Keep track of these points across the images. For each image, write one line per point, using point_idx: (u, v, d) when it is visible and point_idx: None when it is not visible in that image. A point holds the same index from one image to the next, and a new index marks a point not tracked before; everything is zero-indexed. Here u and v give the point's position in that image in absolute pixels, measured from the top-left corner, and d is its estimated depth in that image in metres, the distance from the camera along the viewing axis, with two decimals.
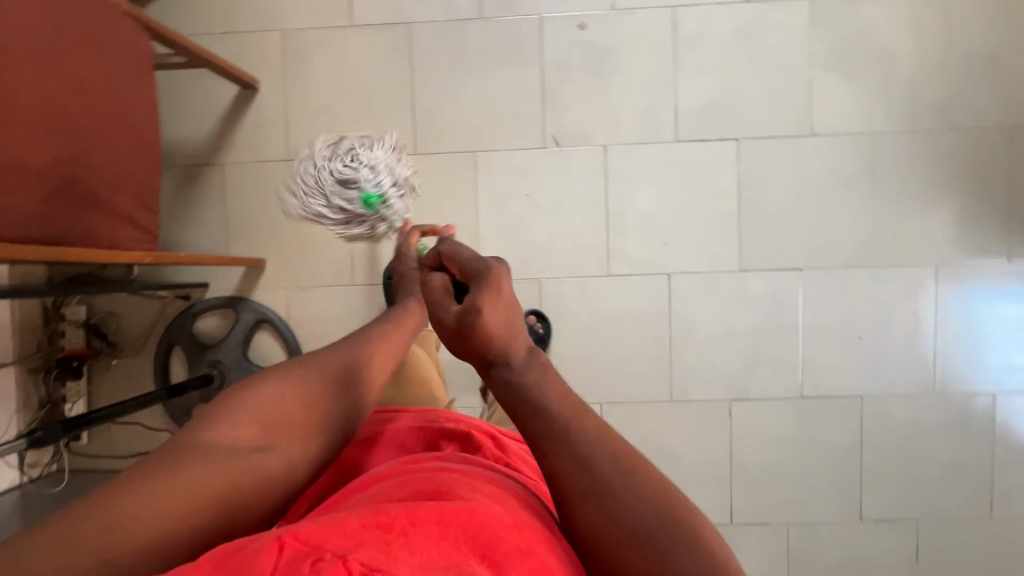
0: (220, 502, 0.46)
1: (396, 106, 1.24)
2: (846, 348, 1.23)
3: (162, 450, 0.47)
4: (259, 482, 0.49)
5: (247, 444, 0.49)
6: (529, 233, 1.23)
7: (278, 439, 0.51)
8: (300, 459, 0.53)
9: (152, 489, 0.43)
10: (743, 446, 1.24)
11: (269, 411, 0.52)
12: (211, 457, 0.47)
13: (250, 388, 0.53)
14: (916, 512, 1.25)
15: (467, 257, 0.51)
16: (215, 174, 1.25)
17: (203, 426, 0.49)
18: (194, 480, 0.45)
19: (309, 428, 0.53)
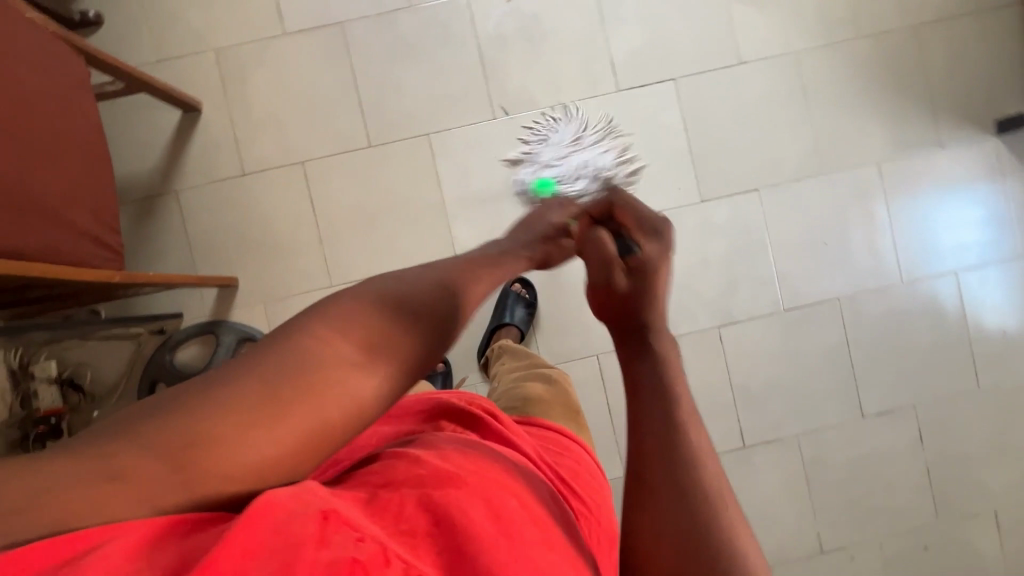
0: (304, 447, 0.34)
1: (343, 103, 1.25)
2: (814, 255, 1.29)
3: (261, 352, 0.36)
4: (351, 423, 0.36)
5: (346, 368, 0.36)
6: (496, 203, 1.26)
7: (395, 364, 0.38)
8: (402, 395, 0.39)
9: (237, 412, 0.33)
10: (738, 367, 1.28)
11: (374, 326, 0.38)
12: (315, 383, 0.35)
13: (359, 292, 0.39)
14: (913, 399, 1.30)
15: (641, 220, 0.55)
16: (171, 202, 1.23)
17: (302, 331, 0.36)
18: (279, 411, 0.33)
19: (415, 362, 0.39)
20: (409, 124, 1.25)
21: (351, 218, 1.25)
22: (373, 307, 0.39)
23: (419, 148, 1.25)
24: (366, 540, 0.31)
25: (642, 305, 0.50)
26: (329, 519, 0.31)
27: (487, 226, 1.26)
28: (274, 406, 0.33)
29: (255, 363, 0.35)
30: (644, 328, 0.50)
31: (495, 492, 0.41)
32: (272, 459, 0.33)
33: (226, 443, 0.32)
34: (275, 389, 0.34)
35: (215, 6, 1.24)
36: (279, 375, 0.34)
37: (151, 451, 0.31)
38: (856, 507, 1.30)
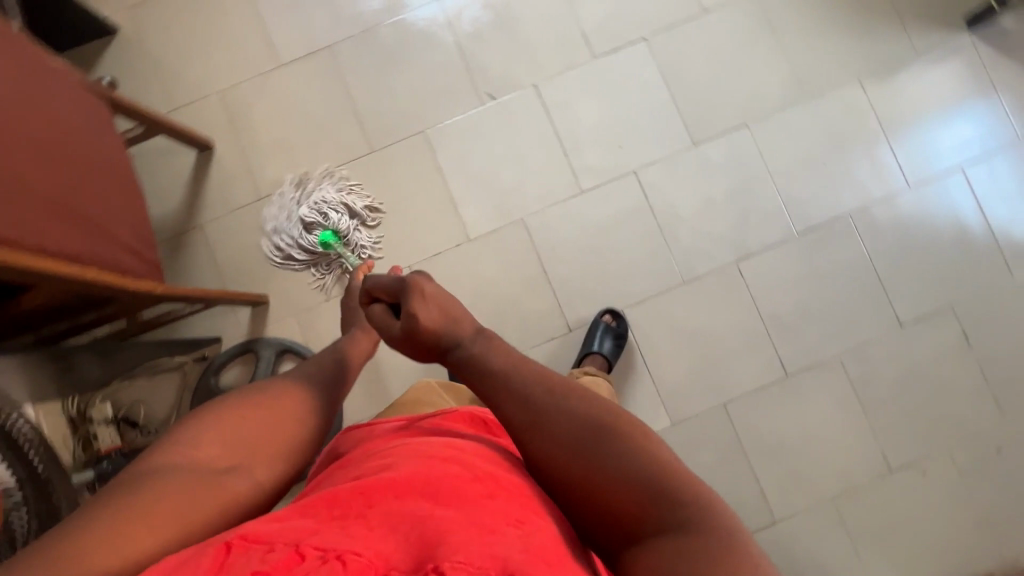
0: (181, 531, 0.50)
1: (341, 117, 1.33)
2: (815, 176, 1.31)
3: (134, 477, 0.52)
4: (224, 504, 0.54)
5: (208, 469, 0.55)
6: (498, 182, 1.31)
7: (242, 460, 0.58)
8: (263, 481, 0.59)
9: (120, 512, 0.48)
10: (764, 298, 1.29)
11: (231, 433, 0.59)
12: (181, 479, 0.53)
13: (214, 410, 0.61)
14: (948, 299, 1.29)
15: (383, 281, 0.72)
16: (197, 237, 1.31)
17: (163, 454, 0.55)
18: (161, 505, 0.50)
19: (269, 450, 0.61)
20: (404, 125, 1.33)
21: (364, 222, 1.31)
22: (222, 423, 0.60)
23: (418, 146, 1.33)
24: (274, 549, 0.42)
25: (436, 333, 0.66)
26: (234, 545, 0.43)
27: (493, 205, 1.31)
28: (154, 505, 0.50)
29: (123, 491, 0.51)
30: (452, 350, 0.66)
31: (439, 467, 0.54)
32: (160, 541, 0.48)
33: (116, 539, 0.46)
34: (153, 493, 0.51)
35: (214, 53, 1.35)
36: (151, 486, 0.51)
37: (44, 566, 0.43)
38: (915, 420, 1.27)
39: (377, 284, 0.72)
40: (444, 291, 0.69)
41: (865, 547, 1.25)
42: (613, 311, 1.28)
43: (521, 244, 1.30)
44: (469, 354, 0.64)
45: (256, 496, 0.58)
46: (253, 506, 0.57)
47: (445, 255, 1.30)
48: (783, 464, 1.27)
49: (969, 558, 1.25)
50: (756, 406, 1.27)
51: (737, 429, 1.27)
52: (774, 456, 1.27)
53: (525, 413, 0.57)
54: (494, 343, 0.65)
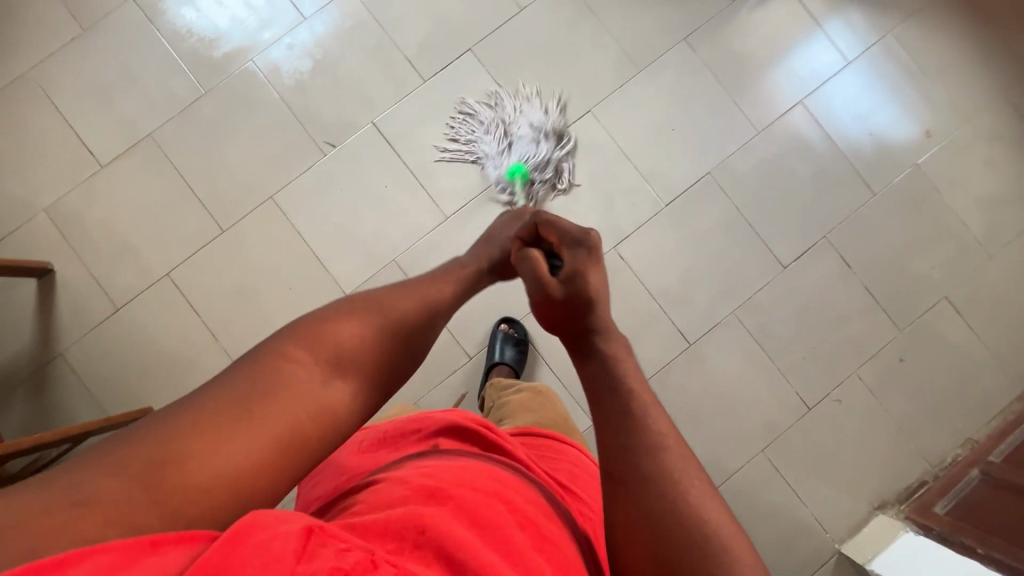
0: (274, 445, 0.47)
1: (182, 203, 1.27)
2: (668, 144, 1.31)
3: (245, 378, 0.50)
4: (317, 424, 0.51)
5: (316, 386, 0.52)
6: (361, 228, 1.27)
7: (349, 376, 0.55)
8: (361, 402, 0.56)
9: (226, 425, 0.46)
10: (650, 275, 1.29)
11: (339, 342, 0.56)
12: (291, 395, 0.50)
13: (330, 317, 0.58)
14: (820, 230, 1.31)
15: (570, 231, 0.68)
16: (62, 366, 1.23)
17: (267, 354, 0.53)
18: (259, 419, 0.48)
19: (373, 374, 0.57)
20: (250, 195, 1.27)
21: (232, 304, 1.25)
22: (333, 329, 0.57)
23: (269, 213, 1.27)
24: (351, 550, 0.40)
25: (585, 303, 0.61)
26: (314, 534, 0.40)
27: (361, 253, 1.27)
28: (252, 411, 0.48)
29: (228, 398, 0.48)
30: (592, 330, 0.60)
31: (485, 500, 0.53)
32: (253, 456, 0.46)
33: (219, 445, 0.45)
34: (258, 405, 0.48)
35: (30, 171, 1.26)
36: (259, 397, 0.49)
37: (152, 462, 0.43)
38: (820, 353, 1.29)
39: (551, 228, 0.70)
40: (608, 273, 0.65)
41: (804, 487, 1.28)
42: (509, 319, 1.27)
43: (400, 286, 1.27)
44: (604, 343, 0.59)
45: (348, 417, 0.54)
46: (344, 427, 0.54)
47: None
48: (709, 430, 1.28)
49: (900, 469, 1.29)
50: (668, 382, 1.28)
51: None
52: (698, 425, 1.28)
53: (622, 409, 0.54)
54: (630, 356, 0.59)
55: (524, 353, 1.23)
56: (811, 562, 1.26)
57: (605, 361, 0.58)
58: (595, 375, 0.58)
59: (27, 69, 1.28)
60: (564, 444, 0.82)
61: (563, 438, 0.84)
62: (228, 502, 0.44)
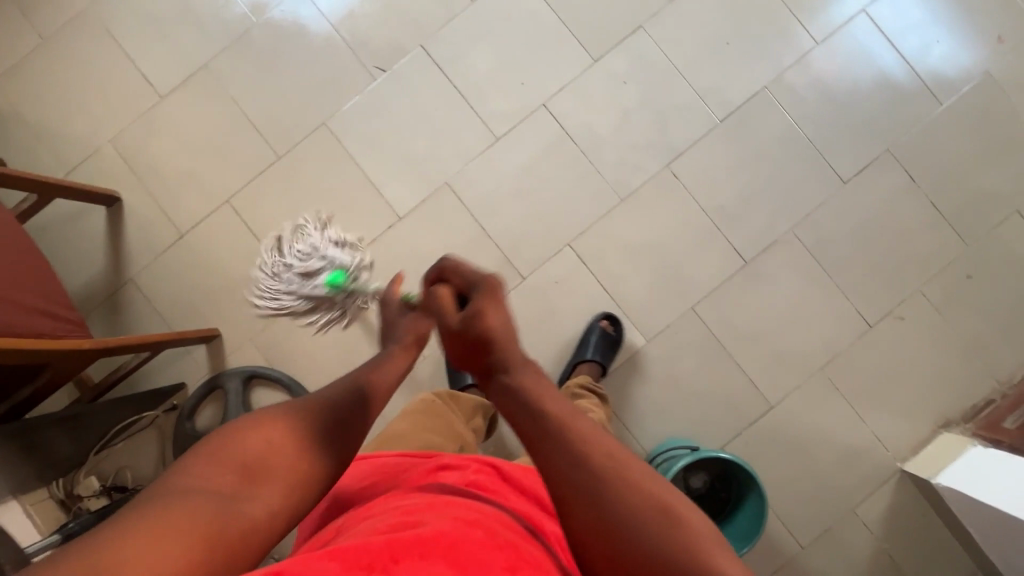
0: (189, 572, 0.44)
1: (238, 132, 1.29)
2: (721, 59, 1.28)
3: (144, 503, 0.48)
4: (236, 543, 0.48)
5: (224, 501, 0.50)
6: (412, 151, 1.28)
7: (264, 490, 0.53)
8: (282, 510, 0.53)
9: (129, 547, 0.43)
10: (704, 192, 1.27)
11: (248, 462, 0.53)
12: (199, 511, 0.48)
13: (238, 430, 0.55)
14: (883, 144, 1.27)
15: (467, 273, 0.72)
16: (132, 290, 1.28)
17: (170, 483, 0.50)
18: (171, 534, 0.45)
19: (294, 480, 0.55)
20: (303, 122, 1.29)
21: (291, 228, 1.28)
22: (242, 444, 0.54)
23: (322, 138, 1.29)
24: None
25: (489, 343, 0.64)
26: None
27: (414, 175, 1.28)
28: (159, 530, 0.45)
29: (131, 520, 0.45)
30: (496, 369, 0.64)
31: (463, 529, 0.52)
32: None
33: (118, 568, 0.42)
34: (161, 522, 0.46)
35: (94, 104, 1.30)
36: (163, 516, 0.46)
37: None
38: (881, 270, 1.26)
39: (455, 271, 0.73)
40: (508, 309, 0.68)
41: (865, 406, 1.26)
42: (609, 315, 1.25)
43: (451, 208, 1.28)
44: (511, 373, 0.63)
45: (270, 533, 0.52)
46: (265, 544, 0.51)
47: (380, 240, 1.28)
48: (765, 349, 1.26)
49: (966, 388, 1.25)
50: (724, 300, 1.26)
51: (710, 329, 1.26)
52: (755, 343, 1.26)
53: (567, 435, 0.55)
54: (542, 377, 0.62)
55: (613, 352, 1.22)
56: (872, 480, 1.25)
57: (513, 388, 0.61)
58: (516, 404, 0.60)
59: (86, 5, 1.32)
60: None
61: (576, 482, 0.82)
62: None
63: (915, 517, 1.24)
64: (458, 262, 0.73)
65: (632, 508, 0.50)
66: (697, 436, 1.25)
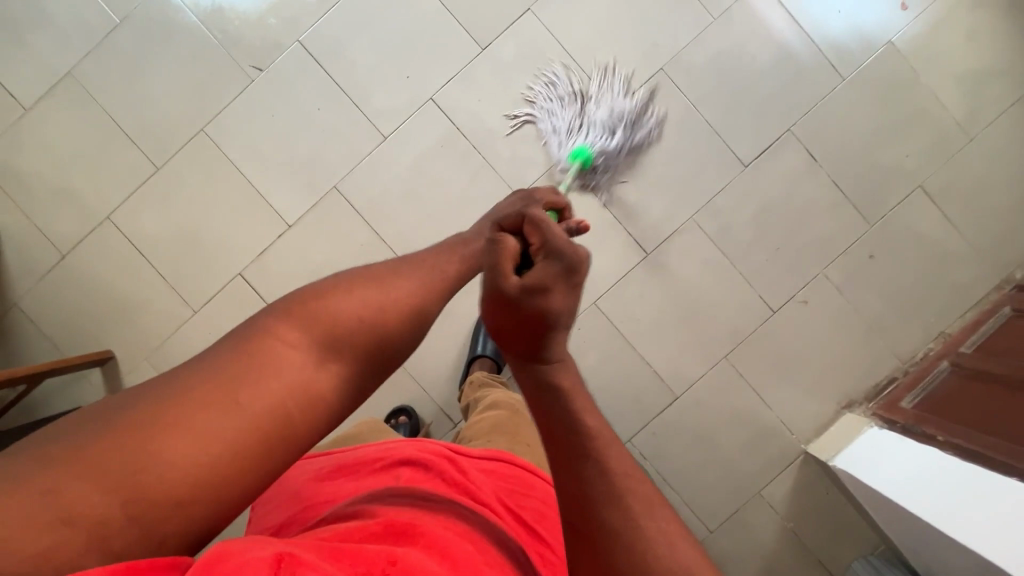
0: (255, 449, 0.45)
1: (113, 142, 1.23)
2: (616, 41, 1.22)
3: (228, 355, 0.47)
4: (303, 417, 0.48)
5: (298, 372, 0.49)
6: (296, 154, 1.22)
7: (338, 360, 0.52)
8: (351, 387, 0.52)
9: (206, 408, 0.44)
10: (601, 182, 1.23)
11: (326, 330, 0.51)
12: (274, 379, 0.47)
13: (326, 293, 0.54)
14: (786, 122, 1.23)
15: (557, 241, 0.54)
16: (17, 315, 1.23)
17: (255, 340, 0.49)
18: (240, 406, 0.45)
19: (369, 356, 0.53)
20: (179, 128, 1.22)
21: (176, 241, 1.23)
22: (325, 310, 0.52)
23: (202, 146, 1.23)
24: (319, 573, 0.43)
25: (543, 325, 0.51)
26: (285, 561, 0.43)
27: (300, 180, 1.23)
28: (236, 398, 0.45)
29: (209, 378, 0.46)
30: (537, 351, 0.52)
31: (455, 540, 0.59)
32: (242, 442, 0.44)
33: (193, 427, 0.43)
34: (235, 387, 0.46)
35: None
36: (237, 380, 0.46)
37: (125, 452, 0.41)
38: (784, 253, 1.24)
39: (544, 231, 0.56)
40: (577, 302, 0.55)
41: (770, 391, 1.26)
42: None
43: (342, 212, 1.23)
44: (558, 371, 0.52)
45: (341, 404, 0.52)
46: (332, 411, 0.51)
47: (270, 250, 1.23)
48: (670, 341, 1.25)
49: (869, 368, 1.25)
50: (627, 293, 1.24)
51: (614, 323, 1.24)
52: (659, 334, 1.25)
53: (578, 441, 0.48)
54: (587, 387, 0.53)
55: None
56: (778, 462, 1.26)
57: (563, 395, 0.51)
58: (557, 407, 0.50)
59: None
60: (528, 473, 0.82)
61: (535, 470, 0.83)
62: (218, 484, 0.43)
63: (819, 496, 1.26)
64: (543, 217, 0.57)
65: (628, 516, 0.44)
66: None
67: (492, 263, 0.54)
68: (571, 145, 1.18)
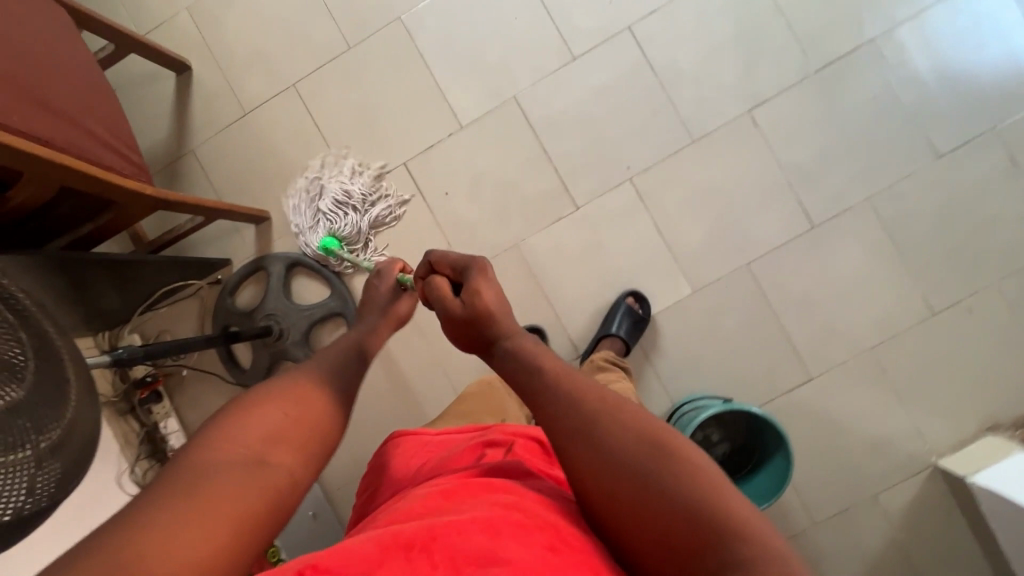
0: (231, 542, 0.43)
1: (313, 15, 1.27)
2: (829, 4, 1.18)
3: (165, 483, 0.45)
4: (270, 503, 0.47)
5: (249, 469, 0.48)
6: (483, 59, 1.24)
7: (282, 453, 0.51)
8: (304, 473, 0.52)
9: (166, 519, 0.41)
10: (782, 145, 1.19)
11: (264, 430, 0.52)
12: (227, 478, 0.46)
13: (245, 404, 0.54)
14: (992, 121, 1.16)
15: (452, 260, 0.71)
16: (191, 161, 1.29)
17: (190, 457, 0.47)
18: (205, 509, 0.43)
19: (306, 444, 0.54)
20: (378, 13, 1.25)
21: (351, 121, 1.27)
22: (252, 420, 0.52)
23: (395, 34, 1.25)
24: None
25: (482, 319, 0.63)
26: None
27: (482, 83, 1.24)
28: (196, 504, 0.43)
29: (161, 497, 0.43)
30: (493, 338, 0.63)
31: (504, 513, 0.48)
32: (211, 537, 0.42)
33: (154, 542, 0.40)
34: (190, 497, 0.43)
35: None
36: (190, 492, 0.44)
37: None
38: (958, 256, 1.18)
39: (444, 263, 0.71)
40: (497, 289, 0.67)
41: (909, 394, 1.20)
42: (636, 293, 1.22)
43: (514, 123, 1.24)
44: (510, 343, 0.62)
45: (294, 496, 0.50)
46: (295, 502, 0.50)
47: (436, 147, 1.25)
48: (816, 320, 1.21)
49: (1023, 394, 1.18)
50: (782, 262, 1.20)
51: (761, 289, 1.21)
52: (806, 311, 1.21)
53: (537, 389, 0.55)
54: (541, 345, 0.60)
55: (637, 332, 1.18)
56: (901, 469, 1.20)
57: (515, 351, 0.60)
58: (515, 372, 0.58)
59: None
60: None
61: None
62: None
63: (939, 514, 1.19)
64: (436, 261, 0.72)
65: (619, 443, 0.48)
66: (728, 394, 1.22)
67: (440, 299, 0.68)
68: (309, 235, 1.24)
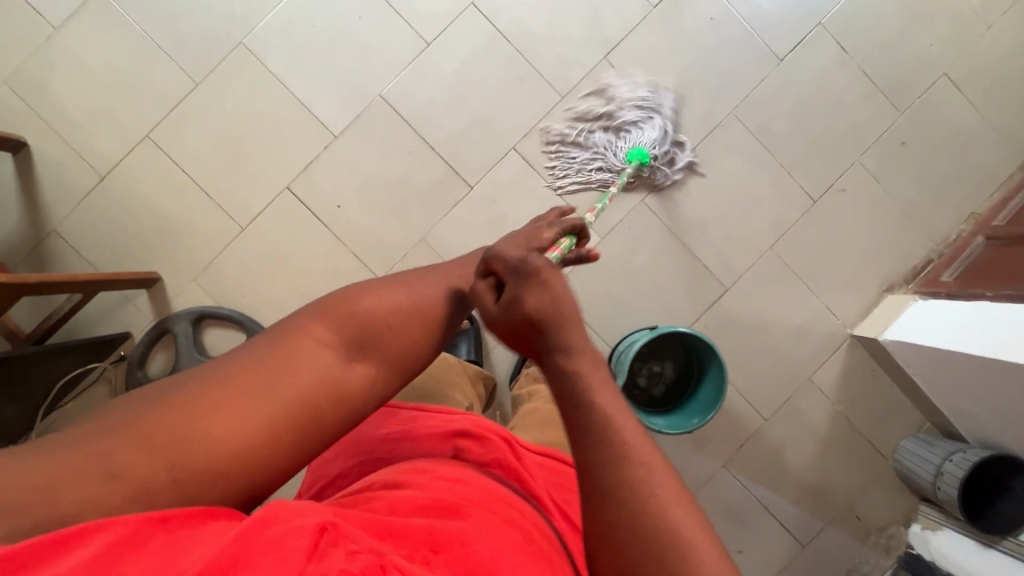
0: (289, 428, 0.51)
1: (149, 61, 1.20)
2: None
3: (258, 356, 0.53)
4: (335, 402, 0.54)
5: (326, 369, 0.54)
6: (339, 64, 1.22)
7: (367, 357, 0.57)
8: (381, 378, 0.57)
9: (236, 399, 0.49)
10: (643, 82, 1.25)
11: (362, 324, 0.57)
12: (307, 370, 0.53)
13: (360, 296, 0.59)
14: (817, 17, 1.27)
15: (509, 257, 0.55)
16: (57, 242, 1.20)
17: (289, 338, 0.55)
18: (274, 394, 0.51)
19: (395, 354, 0.58)
20: (218, 41, 1.21)
21: (221, 156, 1.22)
22: (358, 312, 0.57)
23: (243, 60, 1.21)
24: (362, 552, 0.41)
25: (538, 330, 0.52)
26: (327, 531, 0.42)
27: (345, 89, 1.22)
28: (265, 388, 0.51)
29: (240, 374, 0.51)
30: (553, 353, 0.51)
31: (502, 534, 0.51)
32: (268, 425, 0.50)
33: (221, 413, 0.48)
34: (264, 381, 0.51)
35: None
36: (265, 377, 0.51)
37: (168, 435, 0.46)
38: (822, 144, 1.28)
39: (499, 253, 0.57)
40: (563, 291, 0.53)
41: (815, 279, 1.30)
42: None
43: (389, 120, 1.23)
44: (569, 363, 0.51)
45: (363, 399, 0.56)
46: (363, 404, 0.56)
47: (316, 163, 1.22)
48: (718, 235, 1.28)
49: (907, 251, 1.30)
50: (673, 190, 1.27)
51: (662, 219, 1.27)
52: (707, 229, 1.28)
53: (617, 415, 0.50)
54: (602, 373, 0.50)
55: None
56: (826, 348, 1.30)
57: (567, 378, 0.50)
58: (571, 393, 0.49)
59: None
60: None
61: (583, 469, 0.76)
62: (241, 466, 0.48)
63: (868, 378, 1.30)
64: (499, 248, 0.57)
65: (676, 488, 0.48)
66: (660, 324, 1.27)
67: (475, 303, 0.57)
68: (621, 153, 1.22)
